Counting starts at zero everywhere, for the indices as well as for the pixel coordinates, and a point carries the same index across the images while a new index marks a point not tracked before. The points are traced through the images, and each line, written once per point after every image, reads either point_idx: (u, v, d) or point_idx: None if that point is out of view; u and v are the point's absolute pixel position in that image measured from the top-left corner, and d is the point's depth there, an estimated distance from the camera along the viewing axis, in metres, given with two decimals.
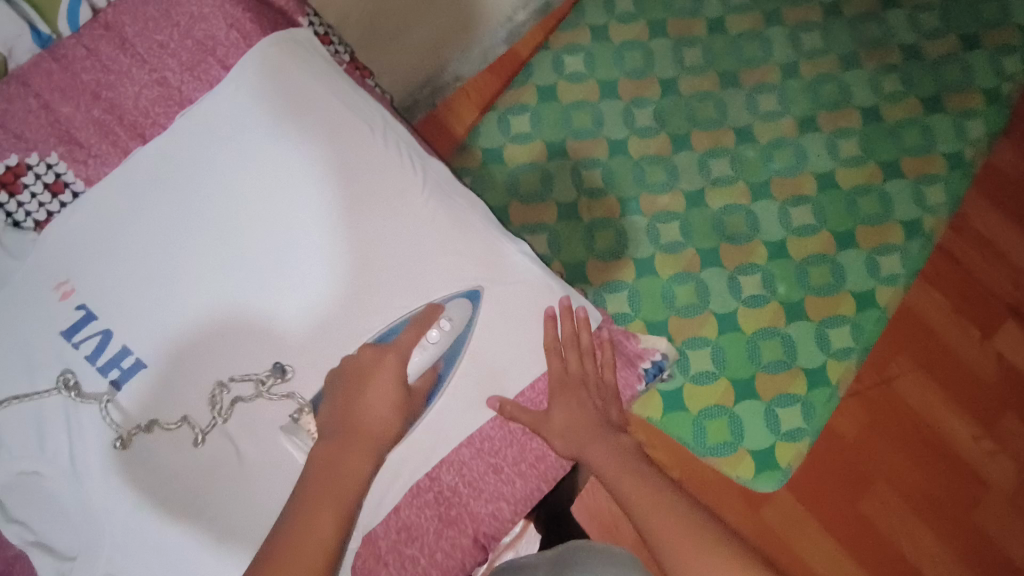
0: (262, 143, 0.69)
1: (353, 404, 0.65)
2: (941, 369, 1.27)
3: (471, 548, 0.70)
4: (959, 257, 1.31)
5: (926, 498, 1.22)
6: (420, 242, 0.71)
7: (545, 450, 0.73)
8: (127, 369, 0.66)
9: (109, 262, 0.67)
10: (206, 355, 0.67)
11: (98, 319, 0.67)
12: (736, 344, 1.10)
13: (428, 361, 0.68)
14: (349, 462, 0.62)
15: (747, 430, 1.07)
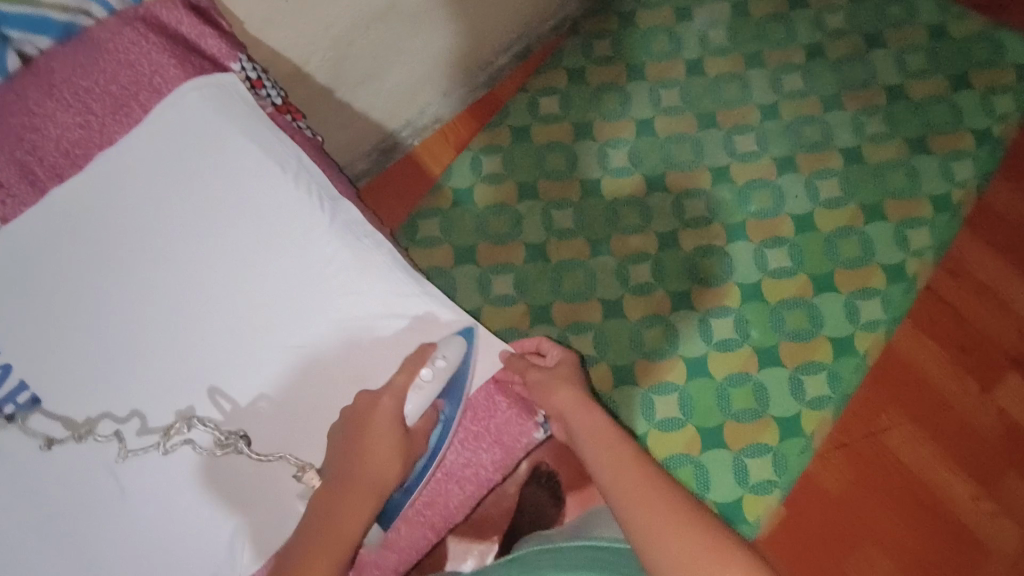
0: (180, 190, 0.65)
1: (356, 448, 0.59)
2: (936, 422, 1.20)
3: None
4: (953, 301, 1.25)
5: (920, 560, 1.14)
6: (341, 300, 0.65)
7: (439, 494, 0.66)
8: (24, 405, 0.62)
9: (13, 312, 0.63)
10: (123, 418, 0.62)
11: (1, 353, 0.63)
12: (704, 390, 1.07)
13: (426, 402, 0.62)
14: (352, 514, 0.57)
15: (714, 480, 1.02)
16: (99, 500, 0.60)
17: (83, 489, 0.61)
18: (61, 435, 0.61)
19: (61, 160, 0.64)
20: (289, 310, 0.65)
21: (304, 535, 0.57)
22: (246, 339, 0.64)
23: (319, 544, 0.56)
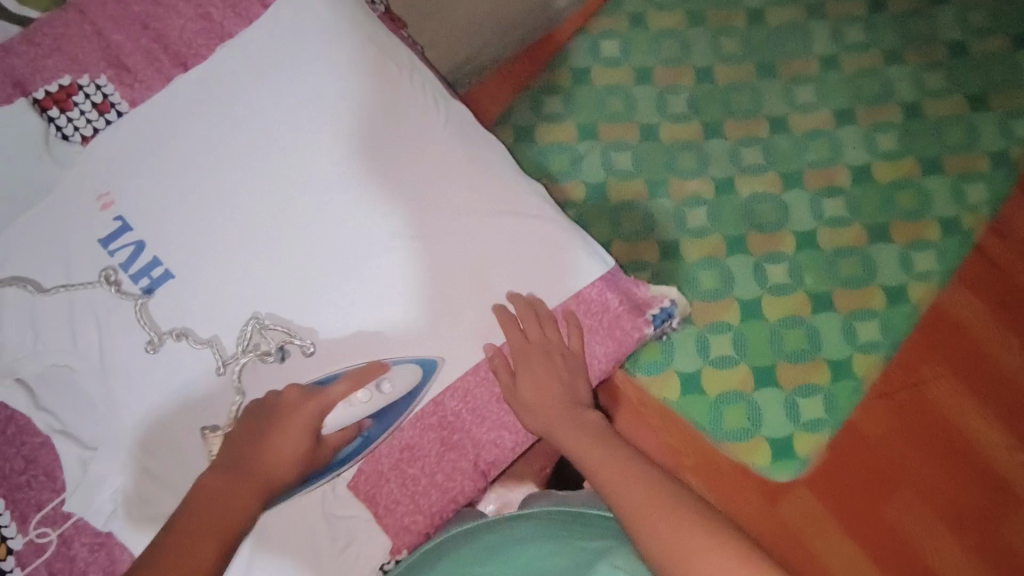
0: (297, 79, 0.79)
1: (259, 439, 0.69)
2: (977, 376, 1.22)
3: (470, 471, 0.77)
4: (1000, 260, 1.26)
5: (954, 507, 1.17)
6: (436, 176, 0.79)
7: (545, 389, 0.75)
8: (156, 279, 0.76)
9: (146, 177, 0.78)
10: (278, 289, 0.76)
11: (132, 231, 0.77)
12: (758, 331, 1.09)
13: (353, 418, 0.72)
14: (234, 503, 0.66)
15: (765, 417, 1.05)
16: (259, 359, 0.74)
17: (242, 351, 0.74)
18: (204, 309, 0.76)
19: (197, 91, 0.80)
20: (408, 207, 0.77)
21: (185, 519, 0.64)
22: (375, 225, 0.77)
23: (195, 525, 0.64)
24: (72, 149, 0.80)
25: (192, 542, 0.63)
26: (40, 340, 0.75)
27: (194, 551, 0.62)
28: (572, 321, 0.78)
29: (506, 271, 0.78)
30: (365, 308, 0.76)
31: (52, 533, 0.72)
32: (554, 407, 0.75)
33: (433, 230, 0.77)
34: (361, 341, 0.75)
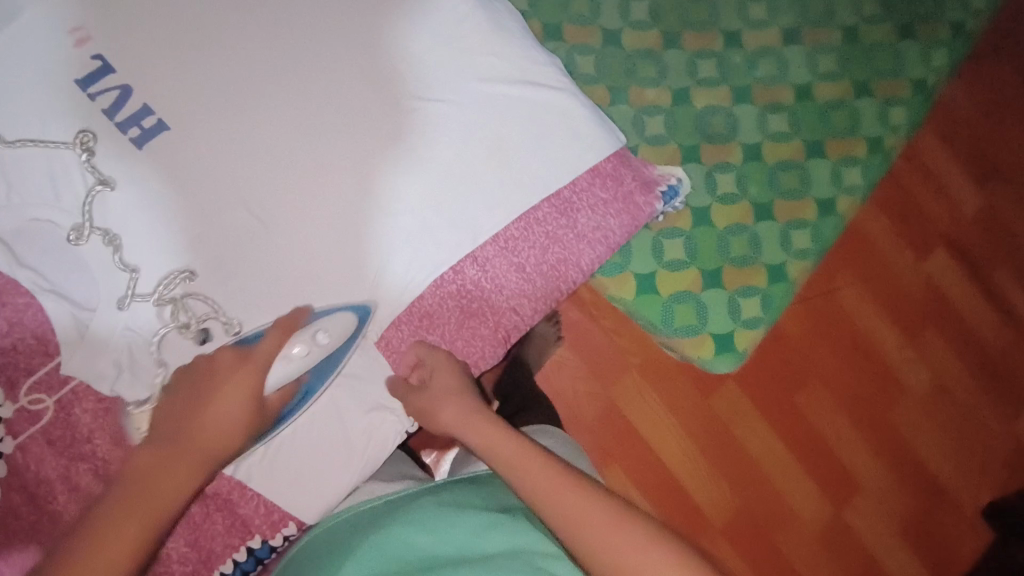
0: None
1: (195, 412, 0.62)
2: (881, 285, 1.37)
3: (491, 338, 0.75)
4: (904, 183, 1.41)
5: (853, 396, 1.35)
6: (457, 38, 0.74)
7: (566, 254, 0.75)
8: (146, 131, 0.66)
9: (113, 14, 0.68)
10: (274, 150, 0.68)
11: (116, 73, 0.67)
12: (708, 235, 1.16)
13: (291, 376, 0.65)
14: (171, 480, 0.60)
15: (711, 315, 1.13)
16: (264, 221, 0.67)
17: (247, 215, 0.67)
18: (194, 174, 0.66)
19: None
20: (417, 69, 0.72)
21: (108, 507, 0.58)
22: (375, 91, 0.70)
23: (124, 510, 0.58)
24: None
25: (118, 532, 0.56)
26: (14, 188, 0.66)
27: (119, 536, 0.56)
28: (580, 193, 0.75)
29: (529, 149, 0.73)
30: (377, 172, 0.69)
31: (48, 400, 0.66)
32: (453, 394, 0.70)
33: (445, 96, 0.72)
34: (368, 205, 0.69)
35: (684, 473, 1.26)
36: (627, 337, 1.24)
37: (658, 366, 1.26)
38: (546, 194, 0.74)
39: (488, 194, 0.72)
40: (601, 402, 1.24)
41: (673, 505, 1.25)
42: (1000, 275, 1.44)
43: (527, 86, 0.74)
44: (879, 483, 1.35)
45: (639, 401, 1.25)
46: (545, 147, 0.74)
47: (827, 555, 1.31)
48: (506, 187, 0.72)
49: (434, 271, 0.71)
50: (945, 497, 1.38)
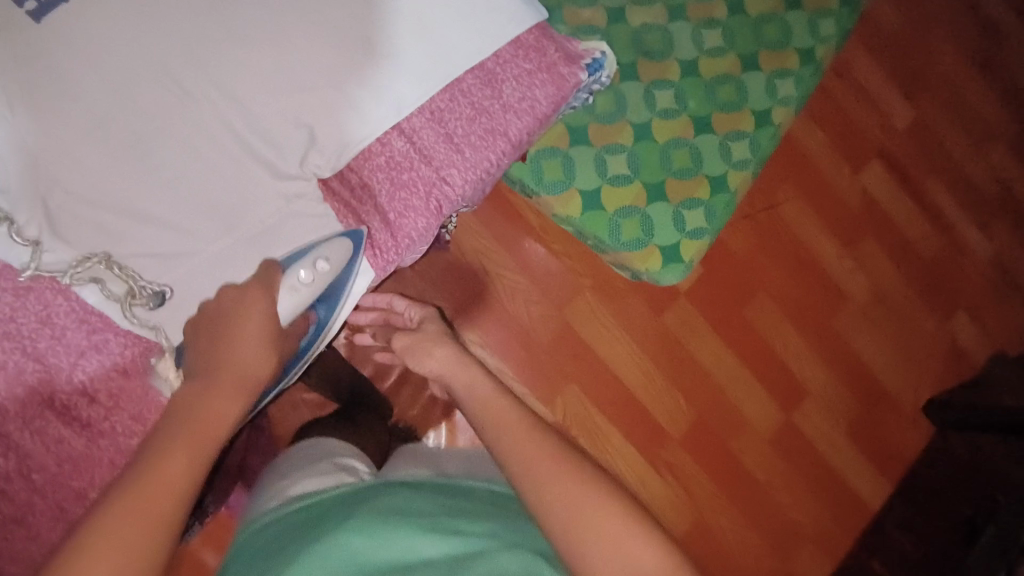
0: None
1: (230, 332, 0.49)
2: (819, 197, 1.42)
3: (427, 217, 0.56)
4: (837, 98, 1.44)
5: (797, 305, 1.40)
6: None
7: (504, 122, 0.58)
8: (46, 3, 0.47)
9: None
10: (146, 18, 0.49)
11: None
12: (649, 150, 1.18)
13: (299, 306, 0.54)
14: (220, 402, 0.46)
15: (657, 228, 1.16)
16: (184, 87, 0.50)
17: (162, 88, 0.49)
18: (83, 39, 0.47)
19: None
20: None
21: (154, 441, 0.43)
22: None
23: (179, 436, 0.43)
24: None
25: (168, 459, 0.42)
26: None
27: (168, 468, 0.42)
28: (504, 64, 0.58)
29: (459, 22, 0.56)
30: (293, 35, 0.51)
31: None
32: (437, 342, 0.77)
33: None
34: (288, 74, 0.51)
35: (640, 387, 1.30)
36: (578, 260, 1.27)
37: (611, 284, 1.29)
38: (468, 66, 0.57)
39: (415, 62, 0.55)
40: (555, 322, 1.26)
41: (629, 418, 1.29)
42: (930, 184, 1.51)
43: None
44: (824, 387, 1.41)
45: (592, 320, 1.28)
46: (472, 13, 0.57)
47: (777, 455, 1.38)
48: (433, 59, 0.55)
49: (358, 144, 0.54)
50: (886, 397, 1.46)
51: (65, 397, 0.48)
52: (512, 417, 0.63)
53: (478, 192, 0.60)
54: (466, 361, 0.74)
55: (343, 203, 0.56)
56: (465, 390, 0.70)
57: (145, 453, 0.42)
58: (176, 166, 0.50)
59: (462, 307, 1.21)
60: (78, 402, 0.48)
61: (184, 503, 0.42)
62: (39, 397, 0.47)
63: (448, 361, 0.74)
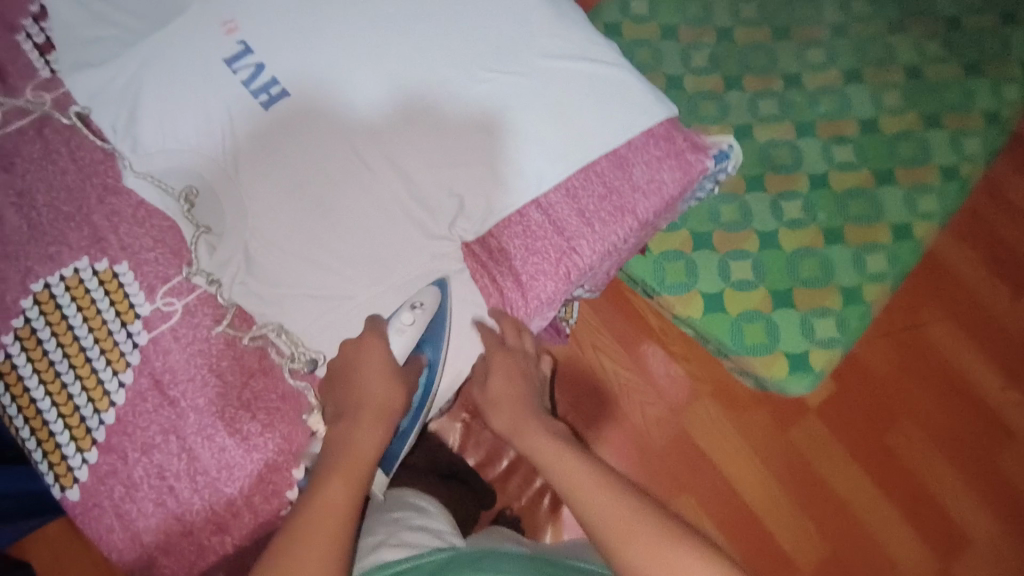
0: None
1: (360, 373, 0.54)
2: (970, 319, 1.30)
3: (555, 280, 0.60)
4: (988, 215, 1.36)
5: (950, 436, 1.25)
6: (517, 11, 0.66)
7: (629, 201, 0.62)
8: (275, 96, 0.60)
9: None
10: (346, 112, 0.61)
11: (254, 54, 0.62)
12: (775, 257, 1.17)
13: (411, 347, 0.57)
14: (366, 434, 0.50)
15: (781, 334, 1.12)
16: (368, 161, 0.60)
17: (349, 159, 0.60)
18: (301, 123, 0.60)
19: None
20: (481, 34, 0.65)
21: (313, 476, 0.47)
22: (435, 52, 0.63)
23: (333, 464, 0.47)
24: None
25: (331, 482, 0.46)
26: None
27: (331, 491, 0.45)
28: (633, 150, 0.64)
29: (596, 116, 0.64)
30: (455, 128, 0.62)
31: (178, 304, 0.55)
32: (500, 372, 0.59)
33: (511, 57, 0.64)
34: (449, 156, 0.61)
35: (764, 508, 1.20)
36: (697, 363, 1.24)
37: (732, 395, 1.24)
38: (604, 151, 0.63)
39: (553, 145, 0.62)
40: (671, 426, 1.22)
41: (751, 542, 1.18)
42: None
43: (589, 61, 0.65)
44: (993, 539, 1.20)
45: (712, 429, 1.22)
46: (609, 110, 0.64)
47: None
48: (569, 143, 0.62)
49: (501, 213, 0.60)
50: None
51: (234, 409, 0.53)
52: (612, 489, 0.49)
53: (604, 264, 0.63)
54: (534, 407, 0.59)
55: (485, 265, 0.61)
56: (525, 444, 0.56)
57: (312, 482, 0.46)
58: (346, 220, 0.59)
59: (576, 400, 1.21)
60: (242, 416, 0.53)
61: (349, 521, 0.44)
62: (212, 408, 0.53)
63: (510, 397, 0.59)
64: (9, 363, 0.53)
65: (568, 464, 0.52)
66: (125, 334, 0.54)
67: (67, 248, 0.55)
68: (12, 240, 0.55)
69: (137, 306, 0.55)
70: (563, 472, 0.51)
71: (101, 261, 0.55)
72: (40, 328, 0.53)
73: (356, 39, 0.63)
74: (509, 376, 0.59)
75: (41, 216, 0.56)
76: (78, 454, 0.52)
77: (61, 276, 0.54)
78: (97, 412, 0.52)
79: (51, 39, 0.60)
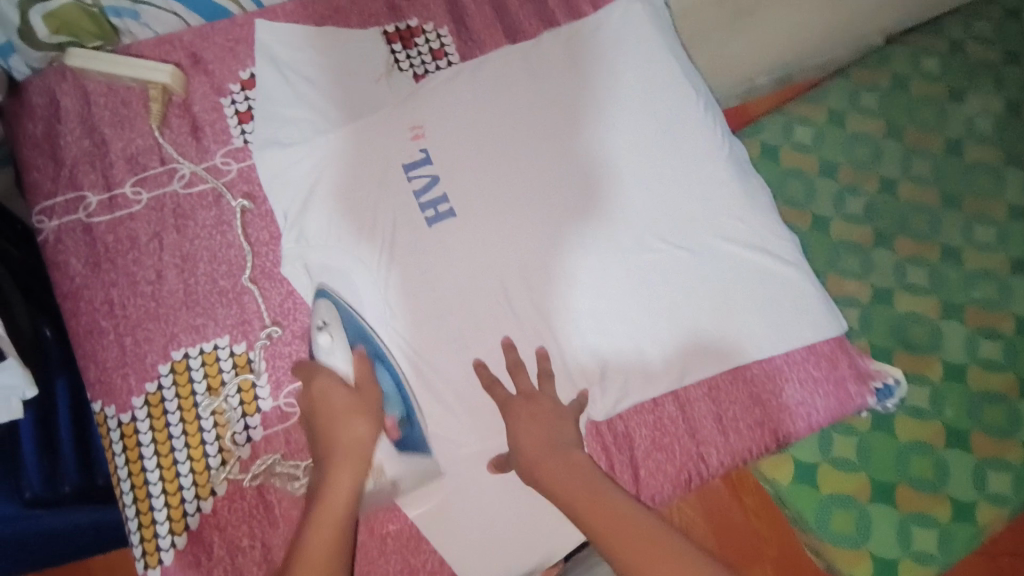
0: (579, 27, 0.66)
1: (319, 417, 0.55)
2: None
3: (675, 480, 0.60)
4: None
5: None
6: (707, 182, 0.62)
7: (768, 415, 0.60)
8: (441, 215, 0.58)
9: (419, 106, 0.62)
10: (505, 250, 0.58)
11: (433, 166, 0.60)
12: (888, 447, 0.71)
13: (344, 360, 0.56)
14: (341, 481, 0.53)
15: (880, 534, 0.69)
16: (516, 305, 0.57)
17: (497, 302, 0.57)
18: (460, 248, 0.58)
19: None
20: (661, 198, 0.60)
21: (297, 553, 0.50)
22: (610, 207, 0.59)
23: (316, 530, 0.51)
24: (406, 83, 0.64)
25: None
26: None
27: None
28: (792, 364, 0.61)
29: (761, 319, 0.59)
30: (618, 288, 0.58)
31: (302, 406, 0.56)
32: (539, 453, 0.55)
33: (694, 228, 0.60)
34: (597, 319, 0.58)
35: None
36: None
37: None
38: (759, 356, 0.59)
39: (707, 337, 0.59)
40: None
41: None
42: None
43: (769, 256, 0.61)
44: None
45: None
46: (775, 314, 0.59)
47: None
48: (725, 339, 0.59)
49: (636, 398, 0.59)
50: None
51: None
52: (630, 525, 0.51)
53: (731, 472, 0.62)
54: (599, 484, 0.54)
55: (608, 446, 0.60)
56: (600, 536, 0.51)
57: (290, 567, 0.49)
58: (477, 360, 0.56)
59: None
60: None
61: None
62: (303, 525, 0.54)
63: (564, 483, 0.54)
64: (132, 424, 0.54)
65: (603, 514, 0.52)
66: (242, 425, 0.55)
67: (213, 322, 0.56)
68: (166, 304, 0.56)
69: (260, 399, 0.56)
70: (622, 552, 0.50)
71: (240, 343, 0.56)
72: (169, 397, 0.54)
73: (529, 178, 0.60)
74: (534, 417, 0.56)
75: (199, 284, 0.57)
76: (168, 535, 0.52)
77: (200, 349, 0.56)
78: (196, 497, 0.53)
79: (253, 110, 0.62)
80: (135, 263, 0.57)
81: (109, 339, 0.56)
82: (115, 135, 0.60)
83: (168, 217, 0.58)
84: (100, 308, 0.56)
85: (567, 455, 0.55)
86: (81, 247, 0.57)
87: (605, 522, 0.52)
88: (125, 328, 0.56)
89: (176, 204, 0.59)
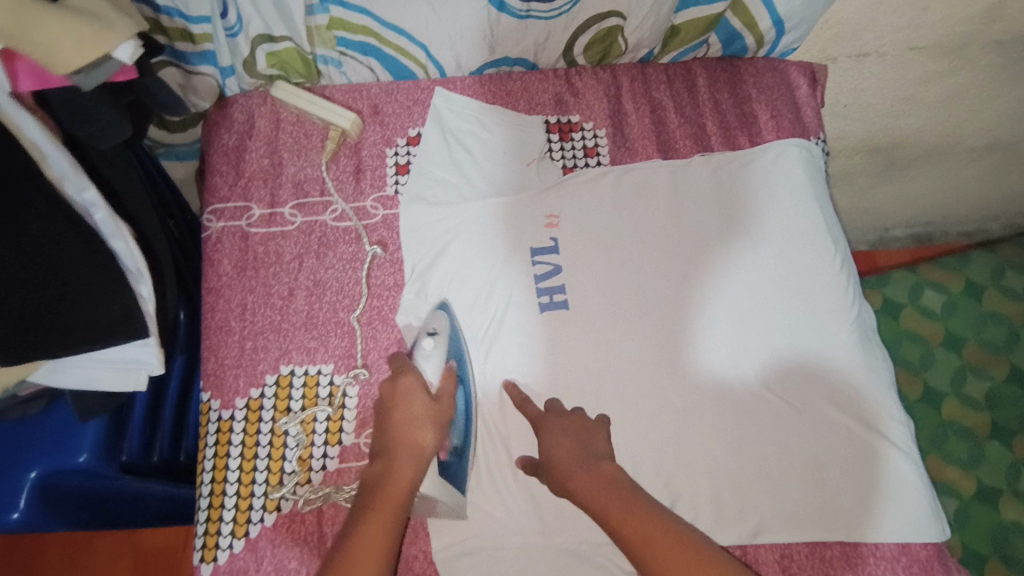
0: (729, 159, 0.66)
1: (387, 426, 0.54)
2: None
3: None
4: None
5: None
6: (826, 342, 0.60)
7: None
8: (554, 303, 0.61)
9: (560, 196, 0.64)
10: (605, 353, 0.59)
11: (558, 256, 0.62)
12: None
13: (440, 365, 0.57)
14: (397, 494, 0.50)
15: None
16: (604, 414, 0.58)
17: (586, 401, 0.58)
18: (565, 343, 0.59)
19: None
20: (772, 347, 0.59)
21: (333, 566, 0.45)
22: (718, 343, 0.59)
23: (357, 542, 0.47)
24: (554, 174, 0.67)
25: None
26: None
27: None
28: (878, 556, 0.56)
29: (852, 498, 0.56)
30: (710, 430, 0.58)
31: None
32: (573, 464, 0.53)
33: (803, 386, 0.59)
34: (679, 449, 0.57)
35: None
36: None
37: None
38: (843, 536, 0.56)
39: (789, 501, 0.56)
40: None
41: None
42: None
43: (878, 434, 0.58)
44: None
45: None
46: (868, 496, 0.56)
47: None
48: (808, 508, 0.56)
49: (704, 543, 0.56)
50: None
51: None
52: (652, 520, 0.48)
53: None
54: (632, 491, 0.50)
55: None
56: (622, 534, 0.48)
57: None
58: (541, 455, 0.55)
59: None
60: None
61: None
62: None
63: (601, 493, 0.50)
64: (229, 421, 0.58)
65: (625, 510, 0.49)
66: (321, 452, 0.58)
67: (324, 348, 0.60)
68: (289, 320, 0.61)
69: (344, 432, 0.58)
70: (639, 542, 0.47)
71: (341, 374, 0.60)
72: (267, 407, 0.58)
73: (647, 292, 0.61)
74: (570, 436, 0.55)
75: (321, 311, 0.62)
76: (229, 537, 0.55)
77: (306, 370, 0.60)
78: (263, 508, 0.56)
79: (411, 165, 0.67)
80: (274, 276, 0.63)
81: (233, 339, 0.61)
82: (291, 160, 0.67)
83: (314, 243, 0.64)
84: (234, 309, 0.62)
85: (597, 465, 0.52)
86: (235, 251, 0.64)
87: (628, 520, 0.48)
88: (249, 333, 0.61)
89: (323, 234, 0.64)
